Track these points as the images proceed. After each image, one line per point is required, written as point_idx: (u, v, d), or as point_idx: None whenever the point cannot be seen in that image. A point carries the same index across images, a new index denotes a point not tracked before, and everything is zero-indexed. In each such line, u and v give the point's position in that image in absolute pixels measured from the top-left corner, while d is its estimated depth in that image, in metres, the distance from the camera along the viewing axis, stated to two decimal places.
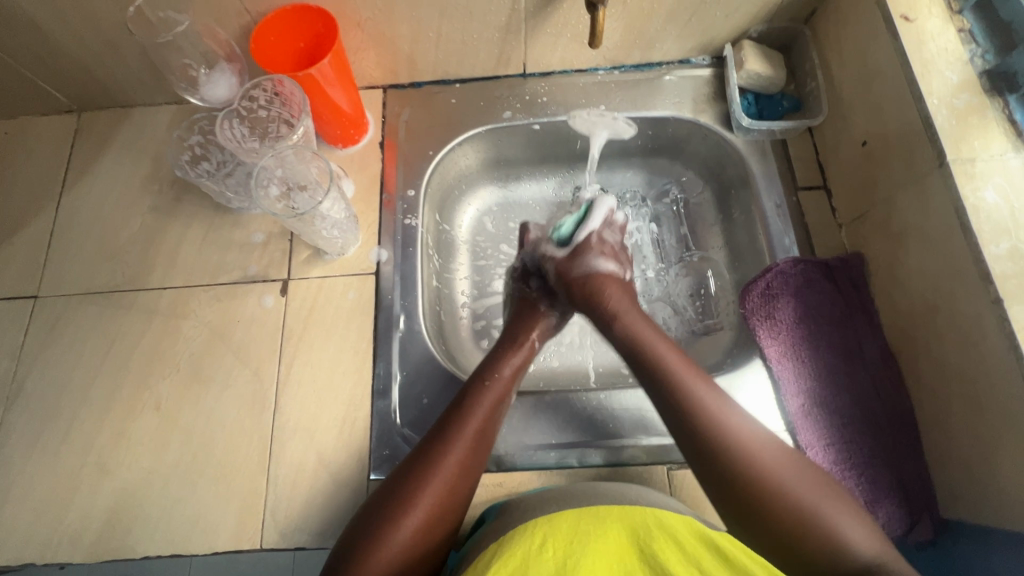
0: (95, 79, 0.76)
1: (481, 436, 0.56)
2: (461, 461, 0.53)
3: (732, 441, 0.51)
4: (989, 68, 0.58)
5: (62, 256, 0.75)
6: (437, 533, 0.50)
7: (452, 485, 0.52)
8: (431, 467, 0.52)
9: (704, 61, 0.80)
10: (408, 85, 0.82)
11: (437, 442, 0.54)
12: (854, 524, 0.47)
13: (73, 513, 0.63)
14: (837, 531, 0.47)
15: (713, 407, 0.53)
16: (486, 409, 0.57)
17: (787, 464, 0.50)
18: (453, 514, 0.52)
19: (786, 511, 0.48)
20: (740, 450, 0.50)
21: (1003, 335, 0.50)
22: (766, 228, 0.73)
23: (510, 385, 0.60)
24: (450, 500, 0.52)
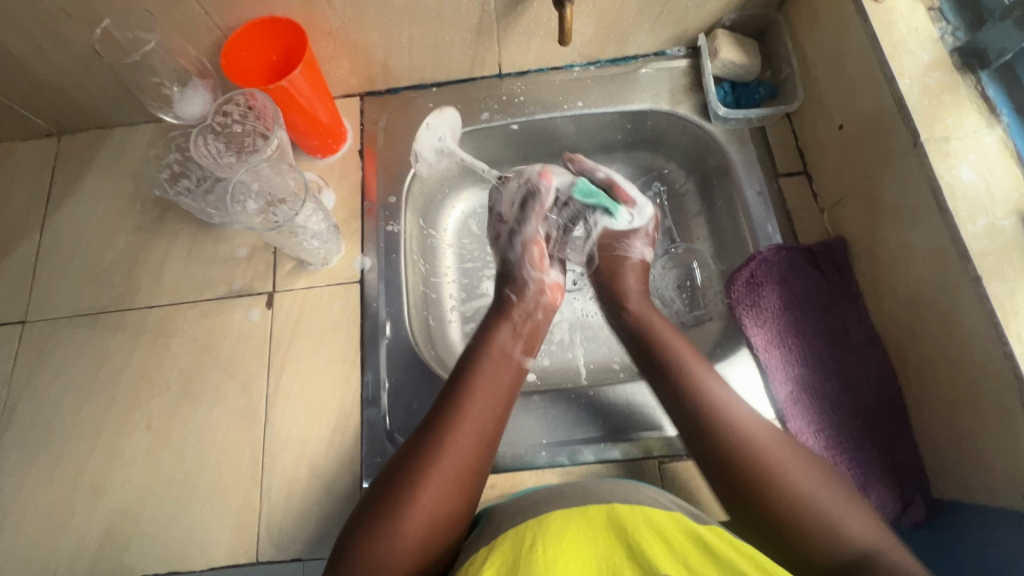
0: (71, 102, 0.77)
1: (490, 401, 0.56)
2: (471, 431, 0.53)
3: (733, 436, 0.52)
4: (961, 45, 0.58)
5: (48, 280, 0.75)
6: (453, 505, 0.50)
7: (464, 455, 0.52)
8: (441, 439, 0.52)
9: (679, 52, 0.80)
10: (384, 91, 0.82)
11: (441, 418, 0.54)
12: (862, 520, 0.47)
13: (70, 535, 0.64)
14: (837, 524, 0.47)
15: (719, 395, 0.54)
16: (489, 371, 0.58)
17: (789, 459, 0.51)
18: (469, 484, 0.52)
19: (784, 509, 0.48)
20: (741, 453, 0.51)
21: (983, 312, 0.50)
22: (748, 216, 0.72)
23: (507, 351, 0.61)
24: (464, 470, 0.52)
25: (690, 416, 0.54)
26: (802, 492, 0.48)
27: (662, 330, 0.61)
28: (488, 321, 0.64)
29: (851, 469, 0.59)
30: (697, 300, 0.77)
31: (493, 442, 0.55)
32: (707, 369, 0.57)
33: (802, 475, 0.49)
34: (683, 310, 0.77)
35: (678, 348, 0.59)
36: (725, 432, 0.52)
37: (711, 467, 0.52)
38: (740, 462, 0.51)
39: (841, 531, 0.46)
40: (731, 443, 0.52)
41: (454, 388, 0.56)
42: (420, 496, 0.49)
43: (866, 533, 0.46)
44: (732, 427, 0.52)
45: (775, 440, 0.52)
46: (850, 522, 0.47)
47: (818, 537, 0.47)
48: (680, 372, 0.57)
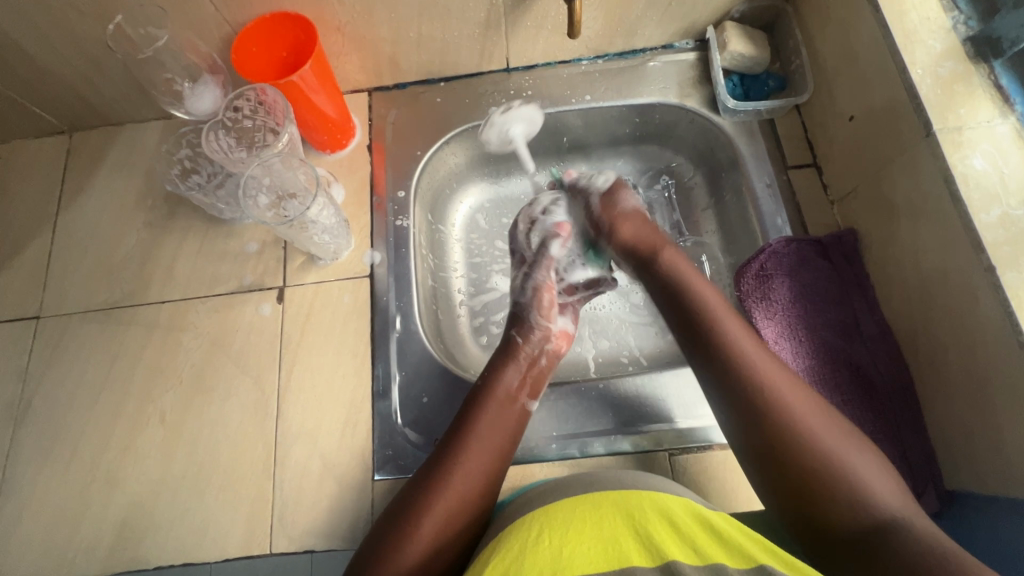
0: (83, 99, 0.77)
1: (491, 445, 0.56)
2: (468, 476, 0.53)
3: (768, 392, 0.51)
4: (973, 35, 0.57)
5: (61, 276, 0.76)
6: (450, 543, 0.50)
7: (462, 498, 0.52)
8: (443, 477, 0.53)
9: (687, 45, 0.79)
10: (392, 86, 0.82)
11: (445, 454, 0.54)
12: (883, 479, 0.46)
13: (86, 526, 0.65)
14: (862, 485, 0.46)
15: (754, 353, 0.54)
16: (491, 417, 0.57)
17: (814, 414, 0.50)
18: (467, 523, 0.52)
19: (811, 469, 0.47)
20: (773, 408, 0.50)
21: (997, 302, 0.49)
22: (758, 209, 0.72)
23: (512, 390, 0.60)
24: (460, 513, 0.52)
25: (728, 368, 0.53)
26: (830, 455, 0.47)
27: (703, 290, 0.59)
28: (495, 362, 0.63)
29: None
30: None
31: (493, 484, 0.55)
32: (747, 331, 0.56)
33: (830, 437, 0.48)
34: None
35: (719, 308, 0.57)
36: (757, 384, 0.51)
37: (742, 422, 0.51)
38: (767, 412, 0.50)
39: (868, 495, 0.45)
40: (763, 397, 0.51)
41: (455, 435, 0.56)
42: (417, 533, 0.49)
43: (892, 501, 0.45)
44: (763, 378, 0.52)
45: (796, 390, 0.51)
46: (879, 488, 0.46)
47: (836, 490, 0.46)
48: (714, 323, 0.56)
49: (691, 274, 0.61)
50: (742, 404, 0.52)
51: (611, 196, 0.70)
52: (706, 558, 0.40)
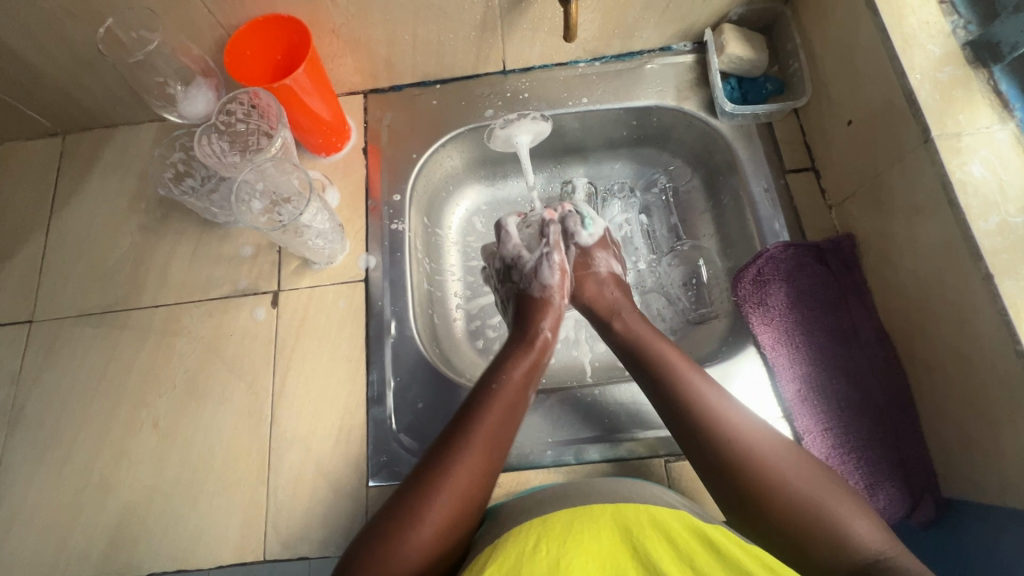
0: (77, 101, 0.77)
1: (492, 442, 0.54)
2: (474, 463, 0.52)
3: (738, 451, 0.51)
4: (973, 39, 0.57)
5: (54, 280, 0.76)
6: (453, 537, 0.50)
7: (464, 493, 0.51)
8: (443, 472, 0.51)
9: (685, 47, 0.79)
10: (388, 88, 0.82)
11: (447, 448, 0.53)
12: (860, 519, 0.47)
13: (79, 532, 0.64)
14: (844, 528, 0.46)
15: (716, 406, 0.54)
16: (498, 416, 0.56)
17: (788, 462, 0.50)
18: (470, 516, 0.51)
19: (791, 513, 0.48)
20: (746, 461, 0.50)
21: (995, 311, 0.49)
22: (755, 213, 0.72)
23: (524, 387, 0.59)
24: (463, 507, 0.51)
25: (702, 435, 0.53)
26: (812, 500, 0.48)
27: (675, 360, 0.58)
28: (504, 360, 0.61)
29: (859, 468, 0.59)
30: (703, 298, 0.77)
31: (493, 480, 0.54)
32: (709, 382, 0.56)
33: (802, 479, 0.49)
34: (689, 308, 0.77)
35: (675, 361, 0.58)
36: (730, 449, 0.51)
37: (717, 484, 0.52)
38: (746, 472, 0.50)
39: (846, 536, 0.46)
40: (737, 455, 0.51)
41: (459, 428, 0.54)
42: (419, 532, 0.48)
43: (872, 536, 0.46)
44: (731, 433, 0.52)
45: (768, 442, 0.51)
46: (858, 529, 0.46)
47: (823, 539, 0.46)
48: (668, 372, 0.57)
49: (647, 333, 0.62)
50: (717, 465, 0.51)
51: (587, 256, 0.72)
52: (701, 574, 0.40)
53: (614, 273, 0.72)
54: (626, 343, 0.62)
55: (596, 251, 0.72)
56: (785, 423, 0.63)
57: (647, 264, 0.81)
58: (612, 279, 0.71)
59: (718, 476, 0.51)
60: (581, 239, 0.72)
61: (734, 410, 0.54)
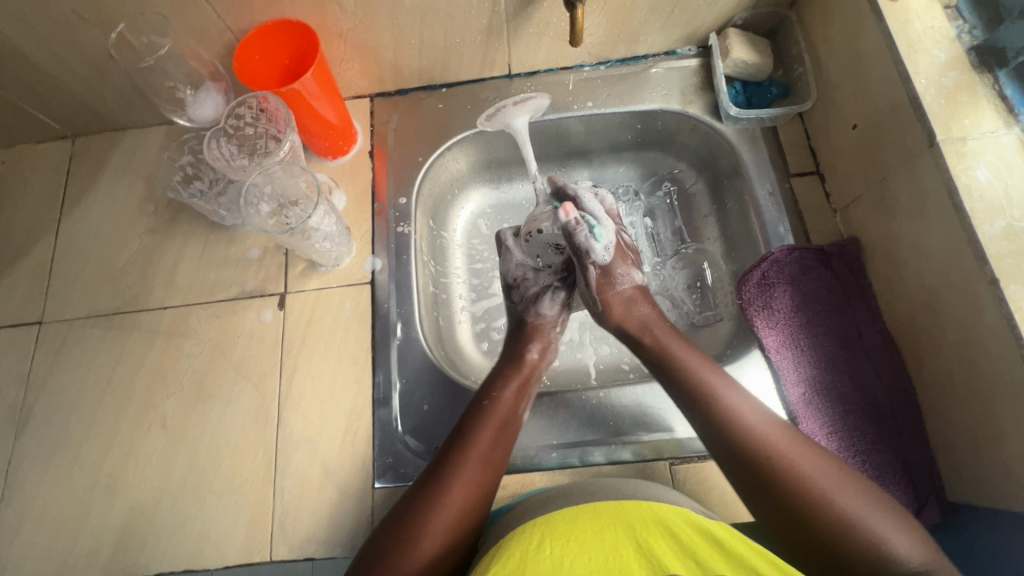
0: (86, 104, 0.77)
1: (484, 462, 0.55)
2: (467, 481, 0.53)
3: (777, 464, 0.50)
4: (978, 44, 0.57)
5: (64, 281, 0.76)
6: (450, 553, 0.50)
7: (462, 510, 0.52)
8: (438, 490, 0.52)
9: (689, 51, 0.79)
10: (394, 92, 0.82)
11: (442, 467, 0.54)
12: (901, 534, 0.46)
13: (88, 532, 0.65)
14: (887, 544, 0.45)
15: (751, 416, 0.54)
16: (492, 434, 0.57)
17: (828, 475, 0.49)
18: (466, 532, 0.52)
19: (831, 526, 0.47)
20: (784, 473, 0.49)
21: (1000, 315, 0.49)
22: (760, 216, 0.72)
23: (510, 407, 0.61)
24: (462, 523, 0.51)
25: (738, 446, 0.52)
26: (854, 515, 0.47)
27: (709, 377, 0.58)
28: (495, 382, 0.63)
29: (864, 472, 0.59)
30: (708, 301, 0.77)
31: (491, 496, 0.55)
32: (742, 395, 0.56)
33: (845, 493, 0.48)
34: (693, 311, 0.77)
35: (711, 373, 0.58)
36: (769, 463, 0.50)
37: (755, 495, 0.51)
38: (784, 486, 0.49)
39: (891, 552, 0.45)
40: (776, 465, 0.50)
41: (452, 447, 0.56)
42: (418, 549, 0.49)
43: (915, 553, 0.45)
44: (768, 450, 0.51)
45: (806, 455, 0.51)
46: (900, 545, 0.45)
47: (866, 554, 0.45)
48: (703, 385, 0.57)
49: (680, 345, 0.62)
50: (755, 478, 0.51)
51: (609, 273, 0.70)
52: (707, 570, 0.40)
53: (638, 285, 0.70)
54: (657, 357, 0.62)
55: (615, 265, 0.70)
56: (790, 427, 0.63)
57: (652, 267, 0.81)
58: (638, 294, 0.69)
59: (756, 488, 0.50)
60: (598, 257, 0.69)
61: (772, 424, 0.53)
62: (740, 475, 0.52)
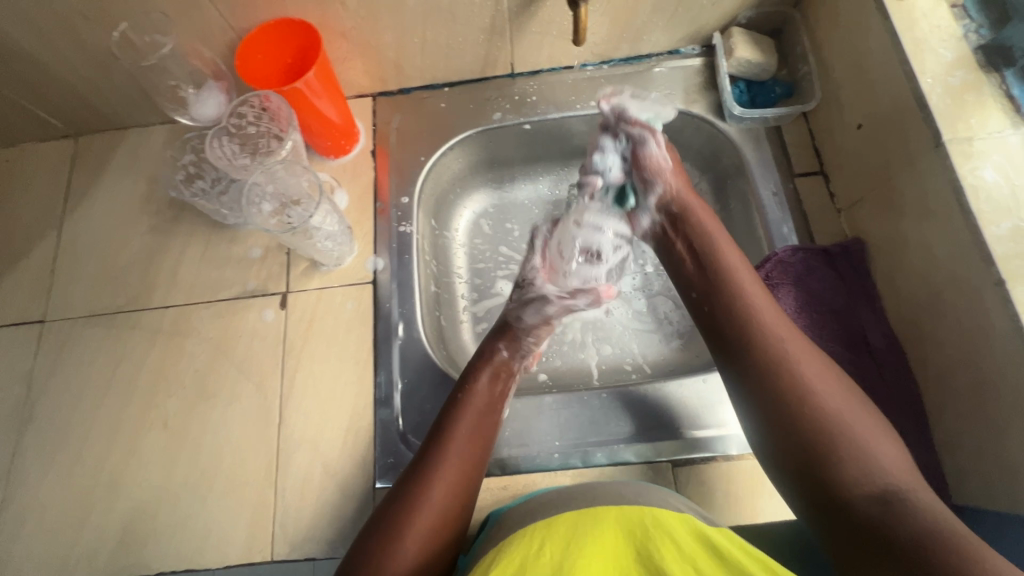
0: (89, 104, 0.77)
1: (463, 458, 0.55)
2: (450, 480, 0.53)
3: (778, 358, 0.51)
4: (985, 43, 0.56)
5: (66, 280, 0.76)
6: (439, 553, 0.51)
7: (445, 508, 0.52)
8: (419, 490, 0.52)
9: (693, 50, 0.79)
10: (396, 92, 0.82)
11: (422, 467, 0.54)
12: (889, 448, 0.46)
13: (89, 530, 0.65)
14: (871, 456, 0.46)
15: (764, 311, 0.55)
16: (470, 425, 0.57)
17: (826, 381, 0.50)
18: (454, 531, 0.52)
19: (819, 430, 0.48)
20: (784, 369, 0.51)
21: (1007, 317, 0.49)
22: (763, 216, 0.72)
23: (489, 402, 0.60)
24: (444, 518, 0.52)
25: (746, 335, 0.54)
26: (844, 421, 0.47)
27: (740, 278, 0.58)
28: (469, 373, 0.62)
29: None
30: None
31: (472, 489, 0.55)
32: (763, 294, 0.57)
33: (839, 401, 0.49)
34: None
35: (735, 269, 0.59)
36: (779, 365, 0.51)
37: (753, 382, 0.52)
38: (788, 389, 0.50)
39: (874, 463, 0.45)
40: (777, 363, 0.51)
41: (433, 445, 0.55)
42: (403, 553, 0.48)
43: (900, 471, 0.45)
44: (775, 344, 0.52)
45: (809, 357, 0.52)
46: (886, 461, 0.46)
47: (849, 462, 0.46)
48: (725, 279, 0.58)
49: (714, 236, 0.62)
50: (763, 380, 0.51)
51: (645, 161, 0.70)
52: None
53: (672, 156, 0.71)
54: (687, 244, 0.63)
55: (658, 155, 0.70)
56: None
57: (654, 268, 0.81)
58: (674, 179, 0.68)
59: (755, 376, 0.52)
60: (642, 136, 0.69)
61: (786, 332, 0.53)
62: (745, 376, 0.53)
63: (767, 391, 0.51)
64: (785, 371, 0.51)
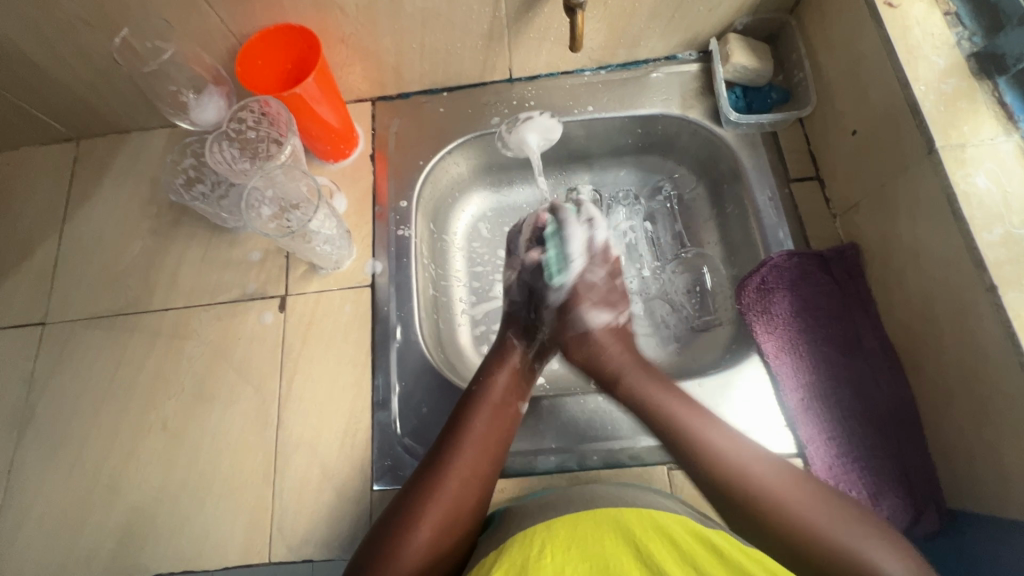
0: (91, 107, 0.78)
1: (483, 448, 0.57)
2: (468, 470, 0.55)
3: (745, 500, 0.52)
4: (978, 50, 0.57)
5: (67, 283, 0.77)
6: (452, 547, 0.52)
7: (462, 500, 0.53)
8: (436, 480, 0.54)
9: (690, 56, 0.79)
10: (395, 96, 0.83)
11: (441, 458, 0.55)
12: (884, 552, 0.47)
13: (88, 532, 0.65)
14: (865, 560, 0.47)
15: (719, 443, 0.55)
16: (490, 417, 0.59)
17: (800, 499, 0.51)
18: (469, 523, 0.53)
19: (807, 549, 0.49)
20: (752, 500, 0.52)
21: (998, 323, 0.49)
22: (759, 221, 0.72)
23: (508, 395, 0.62)
24: (458, 511, 0.53)
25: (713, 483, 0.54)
26: (825, 534, 0.49)
27: (667, 401, 0.59)
28: (488, 366, 0.64)
29: (862, 477, 0.58)
30: (707, 306, 0.77)
31: (489, 485, 0.56)
32: (700, 415, 0.58)
33: (820, 513, 0.50)
34: (693, 315, 0.78)
35: (664, 400, 0.59)
36: (741, 480, 0.53)
37: (732, 513, 0.53)
38: (758, 504, 0.52)
39: (871, 564, 0.46)
40: (741, 493, 0.52)
41: (452, 435, 0.57)
42: (415, 542, 0.50)
43: (894, 564, 0.46)
44: (736, 479, 0.53)
45: (774, 472, 0.53)
46: (881, 560, 0.47)
47: (846, 572, 0.47)
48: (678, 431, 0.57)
49: (635, 374, 0.63)
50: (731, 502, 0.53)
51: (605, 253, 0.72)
52: None
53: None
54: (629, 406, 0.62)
55: (579, 296, 0.69)
56: (788, 432, 0.63)
57: (651, 272, 0.81)
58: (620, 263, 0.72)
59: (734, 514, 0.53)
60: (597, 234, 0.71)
61: (732, 439, 0.56)
62: (717, 503, 0.54)
63: (733, 506, 0.53)
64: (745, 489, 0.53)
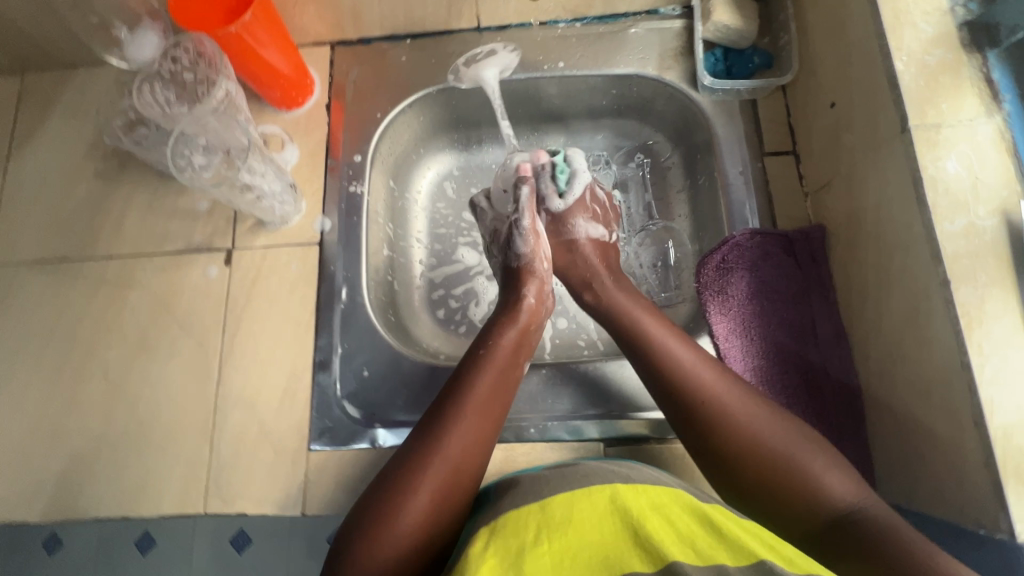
0: (28, 37, 0.73)
1: (487, 408, 0.53)
2: (469, 434, 0.51)
3: (712, 412, 0.51)
4: (971, 19, 0.51)
5: (11, 224, 0.75)
6: (449, 517, 0.48)
7: (459, 464, 0.49)
8: (434, 440, 0.50)
9: (673, 11, 0.74)
10: (356, 41, 0.77)
11: (439, 416, 0.51)
12: (833, 471, 0.47)
13: (29, 474, 0.66)
14: (823, 484, 0.46)
15: (679, 356, 0.54)
16: (494, 377, 0.55)
17: (750, 412, 0.50)
18: (466, 491, 0.50)
19: (772, 475, 0.48)
20: (716, 422, 0.50)
21: (947, 319, 0.47)
22: (727, 197, 0.69)
23: (514, 352, 0.58)
24: (463, 468, 0.49)
25: (685, 408, 0.52)
26: (784, 452, 0.48)
27: (646, 321, 0.58)
28: (496, 328, 0.59)
29: None
30: (670, 281, 0.75)
31: (489, 450, 0.52)
32: (670, 333, 0.57)
33: (781, 437, 0.49)
34: (655, 290, 0.75)
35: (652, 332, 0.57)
36: (701, 410, 0.51)
37: (696, 441, 0.51)
38: (720, 432, 0.50)
39: (824, 491, 0.46)
40: (710, 411, 0.51)
41: (452, 394, 0.53)
42: (411, 509, 0.46)
43: (849, 490, 0.46)
44: (704, 395, 0.52)
45: (740, 397, 0.52)
46: (835, 483, 0.46)
47: (806, 500, 0.46)
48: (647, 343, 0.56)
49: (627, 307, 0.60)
50: (704, 443, 0.51)
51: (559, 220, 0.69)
52: (703, 556, 0.38)
53: (593, 238, 0.69)
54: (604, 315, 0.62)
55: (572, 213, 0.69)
56: None
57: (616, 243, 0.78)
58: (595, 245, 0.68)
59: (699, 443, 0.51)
60: (553, 206, 0.69)
61: (703, 361, 0.54)
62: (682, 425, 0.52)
63: (693, 424, 0.52)
64: (709, 391, 0.52)
